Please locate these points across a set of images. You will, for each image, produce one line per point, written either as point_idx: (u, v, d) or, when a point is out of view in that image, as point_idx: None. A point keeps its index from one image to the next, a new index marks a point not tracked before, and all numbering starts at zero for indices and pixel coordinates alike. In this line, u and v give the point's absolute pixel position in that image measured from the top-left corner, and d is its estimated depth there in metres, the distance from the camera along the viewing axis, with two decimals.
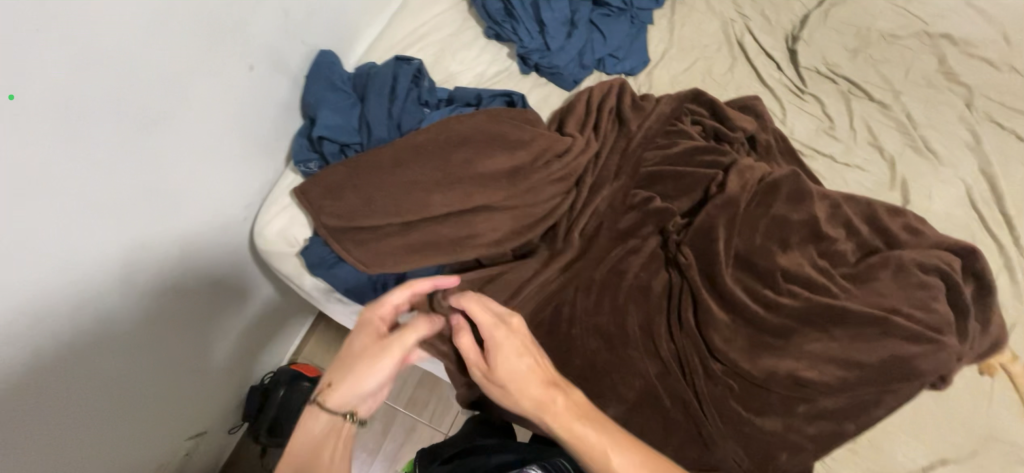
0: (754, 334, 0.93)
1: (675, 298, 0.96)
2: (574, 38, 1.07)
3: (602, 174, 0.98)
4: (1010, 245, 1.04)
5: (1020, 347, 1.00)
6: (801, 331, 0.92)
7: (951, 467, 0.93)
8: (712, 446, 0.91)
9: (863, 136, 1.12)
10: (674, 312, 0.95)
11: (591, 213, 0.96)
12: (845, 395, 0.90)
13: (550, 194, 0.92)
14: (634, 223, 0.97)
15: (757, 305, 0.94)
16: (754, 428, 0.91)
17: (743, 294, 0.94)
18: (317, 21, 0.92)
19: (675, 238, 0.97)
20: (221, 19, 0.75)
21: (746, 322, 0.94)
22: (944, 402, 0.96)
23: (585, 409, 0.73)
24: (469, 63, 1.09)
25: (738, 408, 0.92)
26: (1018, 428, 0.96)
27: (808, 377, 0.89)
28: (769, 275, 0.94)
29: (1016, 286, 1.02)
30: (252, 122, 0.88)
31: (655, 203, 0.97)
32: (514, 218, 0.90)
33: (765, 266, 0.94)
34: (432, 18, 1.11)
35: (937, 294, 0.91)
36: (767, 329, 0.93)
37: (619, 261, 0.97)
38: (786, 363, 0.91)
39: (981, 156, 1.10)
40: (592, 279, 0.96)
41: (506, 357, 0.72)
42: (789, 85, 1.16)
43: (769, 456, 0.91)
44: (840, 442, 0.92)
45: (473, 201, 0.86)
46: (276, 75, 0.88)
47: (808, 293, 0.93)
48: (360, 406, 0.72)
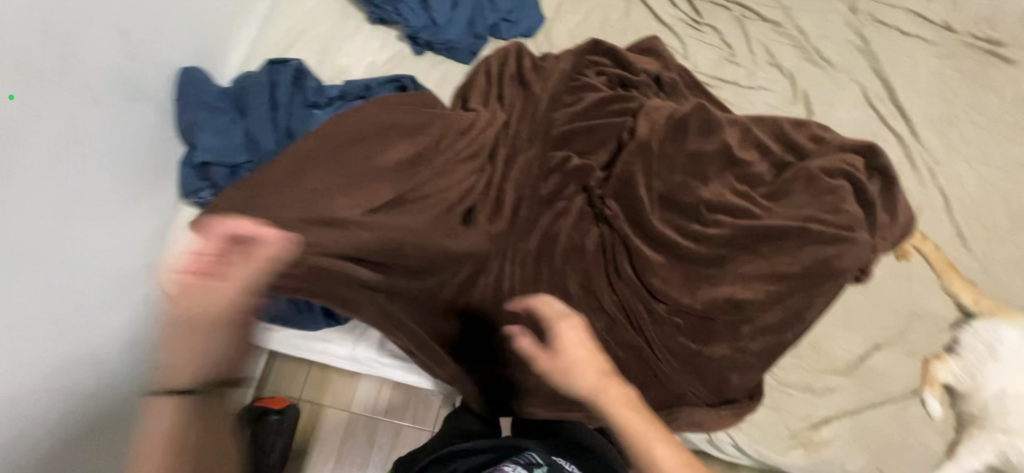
0: (689, 269, 0.96)
1: (610, 251, 0.97)
2: (460, 8, 1.03)
3: (516, 142, 0.95)
4: (905, 135, 1.11)
5: (928, 228, 1.07)
6: (731, 256, 0.95)
7: (884, 350, 1.00)
8: (669, 383, 0.94)
9: (763, 57, 1.15)
10: (611, 264, 0.96)
11: (511, 185, 0.93)
12: (781, 308, 0.94)
13: (463, 174, 0.90)
14: (557, 186, 0.96)
15: (687, 240, 0.96)
16: (705, 357, 0.94)
17: (672, 233, 0.96)
18: (167, 37, 0.84)
19: (598, 192, 0.97)
20: (49, 49, 0.67)
21: (680, 259, 0.96)
22: (869, 293, 1.03)
23: (637, 399, 0.63)
24: (358, 53, 1.03)
25: (687, 342, 0.95)
26: (937, 301, 1.03)
27: (743, 297, 0.93)
28: (693, 210, 0.96)
29: (916, 173, 1.09)
30: (122, 160, 0.79)
31: (573, 161, 0.96)
32: (432, 205, 0.87)
33: (688, 202, 0.96)
34: (309, 14, 1.03)
35: (846, 194, 0.95)
36: (701, 261, 0.95)
37: (549, 226, 0.95)
38: (723, 289, 0.94)
39: (869, 57, 1.15)
40: (526, 250, 0.94)
41: (566, 350, 0.65)
42: (686, 19, 1.16)
43: (722, 380, 0.94)
44: (784, 351, 0.96)
45: (382, 197, 0.83)
46: (133, 104, 0.80)
47: (732, 219, 0.96)
48: (205, 366, 0.62)
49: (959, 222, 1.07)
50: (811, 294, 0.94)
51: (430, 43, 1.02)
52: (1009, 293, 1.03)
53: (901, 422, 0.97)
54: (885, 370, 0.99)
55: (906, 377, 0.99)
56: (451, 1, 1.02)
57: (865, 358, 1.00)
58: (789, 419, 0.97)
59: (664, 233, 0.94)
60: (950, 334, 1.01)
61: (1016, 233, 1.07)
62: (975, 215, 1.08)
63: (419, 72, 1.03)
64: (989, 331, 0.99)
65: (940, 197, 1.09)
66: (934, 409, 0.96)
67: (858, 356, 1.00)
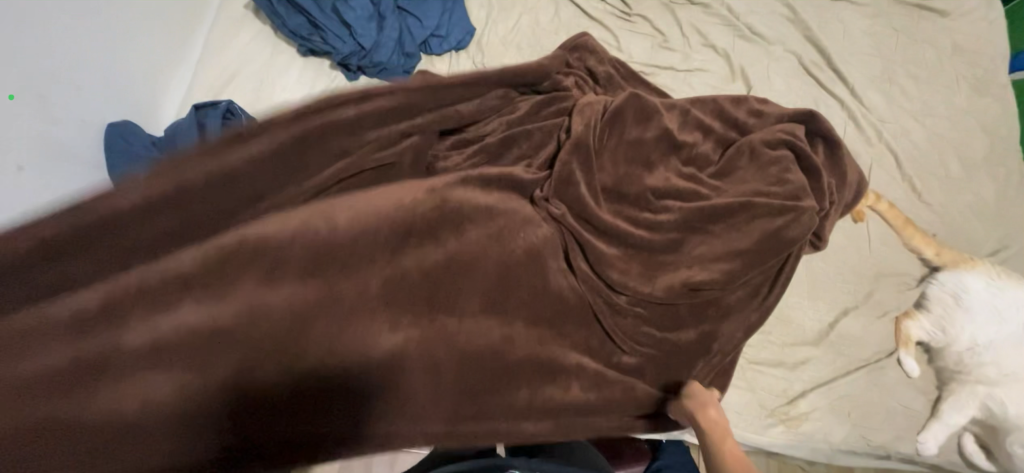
0: (645, 257, 0.95)
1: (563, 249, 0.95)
2: (387, 29, 1.03)
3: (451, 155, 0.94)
4: (846, 98, 1.11)
5: (882, 186, 1.07)
6: (685, 240, 0.94)
7: (853, 314, 0.99)
8: (638, 374, 0.93)
9: (696, 39, 1.16)
10: (566, 262, 0.95)
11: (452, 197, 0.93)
12: (740, 286, 0.94)
13: None
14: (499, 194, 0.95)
15: (639, 229, 0.95)
16: (670, 344, 0.93)
17: (623, 223, 0.95)
18: (89, 95, 0.84)
19: (541, 194, 0.95)
20: None
21: (634, 249, 0.95)
22: (831, 259, 1.02)
23: None
24: (292, 87, 1.04)
25: (651, 332, 0.93)
26: (900, 258, 1.02)
27: (700, 279, 0.92)
28: (640, 199, 0.96)
29: (862, 133, 1.09)
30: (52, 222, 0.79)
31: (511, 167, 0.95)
32: None
33: (634, 192, 0.96)
34: (240, 55, 1.05)
35: (789, 165, 0.95)
36: (654, 249, 0.95)
37: None
38: (680, 274, 0.93)
39: (801, 26, 1.16)
40: None
41: None
42: (615, 13, 1.17)
43: (691, 364, 0.93)
44: (751, 328, 0.95)
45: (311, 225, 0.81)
46: (60, 166, 0.80)
47: (680, 203, 0.96)
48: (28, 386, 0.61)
49: (911, 177, 1.07)
50: (767, 267, 0.94)
51: (362, 68, 1.03)
52: (968, 242, 1.03)
53: (879, 386, 0.95)
54: (856, 335, 0.98)
55: (879, 339, 0.98)
56: (377, 24, 1.03)
57: (835, 325, 0.98)
58: (766, 397, 0.95)
59: (613, 225, 0.93)
60: (917, 290, 1.00)
61: (968, 181, 1.07)
62: (926, 168, 1.08)
63: None
64: (954, 281, 0.95)
65: (889, 155, 1.08)
66: (910, 369, 0.95)
67: (828, 324, 0.99)
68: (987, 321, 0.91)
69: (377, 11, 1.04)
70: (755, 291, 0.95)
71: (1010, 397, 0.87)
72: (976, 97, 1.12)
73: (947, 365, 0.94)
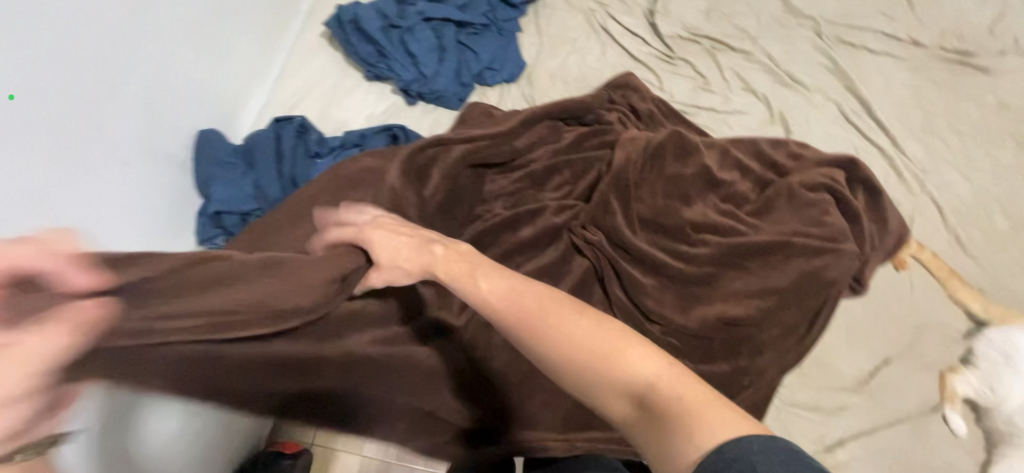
0: (680, 289, 0.97)
1: (601, 274, 1.00)
2: (447, 61, 1.12)
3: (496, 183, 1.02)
4: (887, 147, 1.13)
5: (924, 235, 1.06)
6: (721, 274, 0.96)
7: (894, 364, 0.97)
8: None
9: (736, 84, 1.20)
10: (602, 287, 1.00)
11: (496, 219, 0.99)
12: (778, 325, 0.93)
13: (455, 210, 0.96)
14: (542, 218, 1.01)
15: (675, 260, 0.97)
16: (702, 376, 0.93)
17: (660, 254, 0.97)
18: (188, 104, 0.95)
19: (578, 223, 1.01)
20: (83, 128, 0.74)
21: (669, 280, 0.97)
22: (870, 305, 1.01)
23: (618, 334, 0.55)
24: (357, 107, 1.13)
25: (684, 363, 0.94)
26: (945, 310, 1.00)
27: (735, 314, 0.93)
28: (678, 231, 0.99)
29: (904, 182, 1.10)
30: (142, 214, 0.86)
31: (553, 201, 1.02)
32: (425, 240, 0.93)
33: (672, 224, 0.99)
34: (312, 76, 1.15)
35: (829, 207, 0.96)
36: (691, 281, 0.96)
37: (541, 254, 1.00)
38: (716, 308, 0.94)
39: (841, 76, 1.19)
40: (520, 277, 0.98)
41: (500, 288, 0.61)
42: (659, 55, 1.24)
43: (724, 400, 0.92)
44: (785, 368, 0.95)
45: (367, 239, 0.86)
46: (155, 166, 0.89)
47: (717, 238, 0.97)
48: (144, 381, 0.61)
49: (955, 228, 1.06)
50: (806, 307, 0.93)
51: (421, 94, 1.12)
52: (1017, 298, 1.00)
53: (923, 441, 0.92)
54: (897, 385, 0.95)
55: (922, 392, 0.95)
56: (438, 56, 1.12)
57: (875, 373, 0.96)
58: (801, 442, 0.93)
59: (648, 254, 0.96)
60: (963, 344, 0.97)
61: (1016, 237, 1.05)
62: (972, 221, 1.07)
63: (412, 121, 1.12)
64: (1005, 339, 0.93)
65: (932, 205, 1.08)
66: (957, 426, 0.91)
67: (868, 372, 0.97)
68: None
69: (439, 45, 1.14)
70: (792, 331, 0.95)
71: None
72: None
73: (997, 426, 0.90)
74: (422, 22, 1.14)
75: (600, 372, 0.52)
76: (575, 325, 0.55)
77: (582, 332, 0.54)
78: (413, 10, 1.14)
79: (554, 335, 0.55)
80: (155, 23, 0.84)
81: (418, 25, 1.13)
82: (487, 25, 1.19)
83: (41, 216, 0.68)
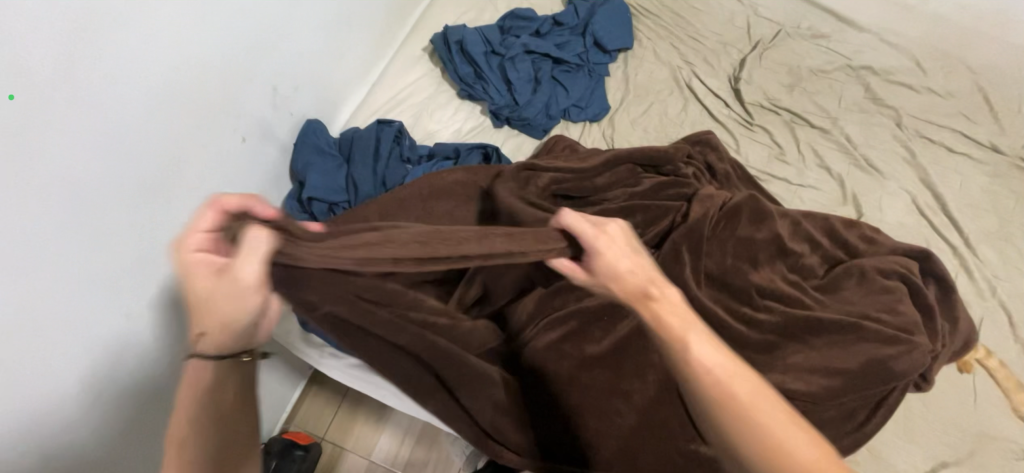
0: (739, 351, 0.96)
1: None
2: (540, 92, 1.18)
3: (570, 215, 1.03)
4: (959, 246, 1.13)
5: (991, 342, 1.04)
6: (783, 344, 0.95)
7: (951, 469, 0.94)
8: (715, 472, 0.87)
9: (812, 159, 1.23)
10: None
11: None
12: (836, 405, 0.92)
13: None
14: None
15: (739, 323, 0.97)
16: None
17: (724, 313, 0.97)
18: (302, 95, 1.04)
19: None
20: (212, 99, 0.85)
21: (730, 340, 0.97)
22: (930, 403, 0.99)
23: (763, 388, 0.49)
24: (446, 121, 1.19)
25: None
26: (1009, 423, 0.97)
27: (796, 388, 0.90)
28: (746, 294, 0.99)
29: (974, 284, 1.09)
30: (246, 185, 0.95)
31: None
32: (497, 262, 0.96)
33: (740, 286, 0.99)
34: (410, 85, 1.22)
35: (901, 296, 0.96)
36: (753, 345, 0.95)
37: None
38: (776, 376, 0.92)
39: (917, 168, 1.21)
40: None
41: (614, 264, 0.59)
42: (738, 119, 1.27)
43: None
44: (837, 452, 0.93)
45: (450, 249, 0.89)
46: (265, 145, 0.98)
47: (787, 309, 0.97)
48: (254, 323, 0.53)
49: None
50: (867, 392, 0.92)
51: (510, 119, 1.17)
52: None
53: None
54: None
55: None
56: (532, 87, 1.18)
57: None
58: None
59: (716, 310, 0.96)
60: None
61: None
62: None
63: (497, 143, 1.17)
64: None
65: (1002, 312, 1.07)
66: None
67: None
68: None
69: (534, 76, 1.20)
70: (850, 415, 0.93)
71: None
72: None
73: None
74: (522, 53, 1.20)
75: (727, 423, 0.47)
76: (716, 360, 0.50)
77: (721, 373, 0.49)
78: (516, 41, 1.21)
79: (693, 367, 0.50)
80: (293, 26, 0.97)
81: (519, 55, 1.19)
82: (580, 65, 1.25)
83: (160, 166, 0.79)
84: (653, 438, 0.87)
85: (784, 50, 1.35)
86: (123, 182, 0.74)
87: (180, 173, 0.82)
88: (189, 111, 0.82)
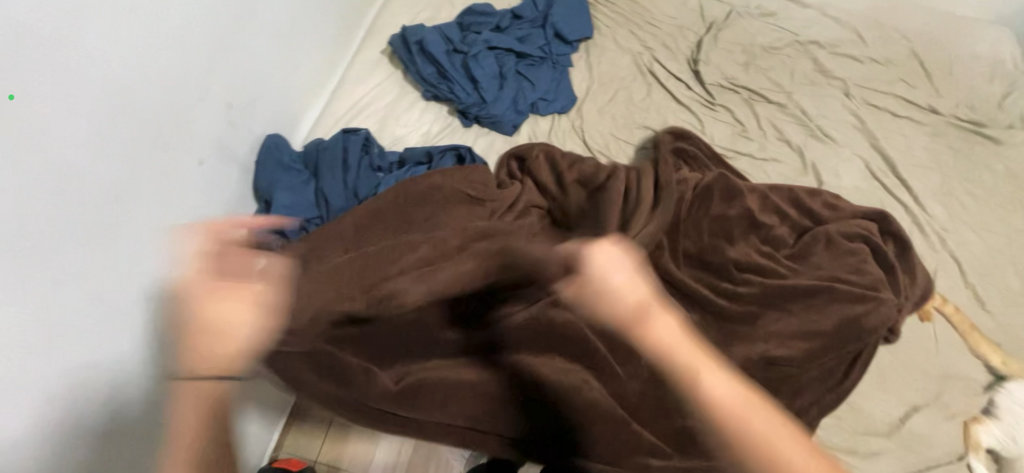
0: (723, 325, 0.99)
1: None
2: (506, 88, 1.16)
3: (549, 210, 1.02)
4: (910, 204, 1.21)
5: (945, 290, 1.13)
6: (764, 314, 0.98)
7: (923, 412, 1.01)
8: None
9: (772, 133, 1.28)
10: None
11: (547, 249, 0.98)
12: (817, 366, 0.96)
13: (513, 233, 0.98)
14: None
15: (721, 298, 1.00)
16: None
17: (706, 290, 1.00)
18: (258, 110, 0.98)
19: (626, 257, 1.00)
20: (164, 123, 0.79)
21: (715, 316, 0.99)
22: (898, 353, 1.06)
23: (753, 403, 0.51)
24: (413, 124, 1.16)
25: None
26: (968, 362, 1.05)
27: (778, 354, 0.94)
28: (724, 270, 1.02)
29: (926, 238, 1.17)
30: (208, 212, 0.90)
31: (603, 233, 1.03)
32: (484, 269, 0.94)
33: (720, 263, 1.02)
34: (372, 89, 1.18)
35: (865, 257, 1.02)
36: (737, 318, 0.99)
37: None
38: (760, 346, 0.96)
39: (867, 134, 1.28)
40: None
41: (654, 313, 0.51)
42: (701, 101, 1.31)
43: None
44: (822, 410, 0.97)
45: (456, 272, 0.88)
46: (225, 166, 0.92)
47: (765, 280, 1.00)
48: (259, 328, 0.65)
49: (974, 285, 1.13)
50: (844, 349, 0.97)
51: (478, 117, 1.15)
52: None
53: None
54: (925, 433, 0.99)
55: (949, 440, 0.98)
56: (498, 83, 1.16)
57: (905, 420, 1.00)
58: None
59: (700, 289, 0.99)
60: (984, 396, 1.02)
61: None
62: (988, 279, 1.14)
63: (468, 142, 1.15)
64: None
65: (952, 261, 1.15)
66: None
67: (898, 419, 1.00)
68: None
69: (499, 72, 1.18)
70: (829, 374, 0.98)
71: None
72: None
73: None
74: (485, 50, 1.18)
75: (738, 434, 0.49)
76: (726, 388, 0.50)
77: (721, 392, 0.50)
78: (477, 38, 1.19)
79: (704, 392, 0.50)
80: (239, 38, 0.91)
81: (482, 52, 1.17)
82: (543, 58, 1.24)
83: (117, 200, 0.73)
84: None
85: (736, 30, 1.40)
86: (77, 220, 0.68)
87: (138, 206, 0.77)
88: (138, 139, 0.76)
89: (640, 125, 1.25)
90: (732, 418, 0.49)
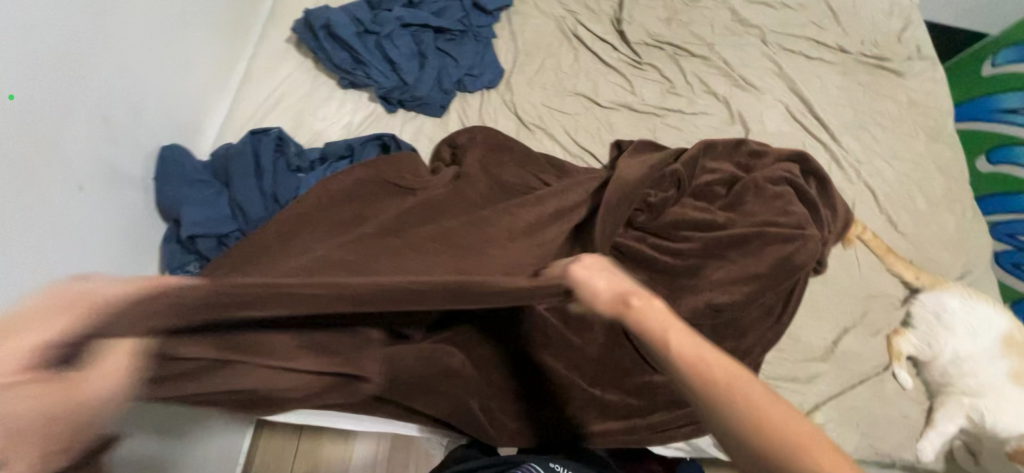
0: (670, 280, 1.02)
1: None
2: (428, 67, 1.10)
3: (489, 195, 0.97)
4: (828, 141, 1.28)
5: (864, 218, 1.21)
6: (707, 264, 1.02)
7: (852, 332, 1.09)
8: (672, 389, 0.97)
9: (699, 87, 1.30)
10: None
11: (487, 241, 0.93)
12: (759, 306, 1.02)
13: None
14: None
15: (666, 256, 1.02)
16: None
17: (651, 251, 1.02)
18: (146, 119, 0.87)
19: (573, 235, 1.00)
20: (34, 147, 0.67)
21: (661, 275, 1.02)
22: (827, 281, 1.14)
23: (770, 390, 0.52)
24: (333, 116, 1.08)
25: None
26: (887, 281, 1.15)
27: (721, 301, 0.99)
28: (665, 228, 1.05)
29: (844, 172, 1.25)
30: (102, 243, 0.78)
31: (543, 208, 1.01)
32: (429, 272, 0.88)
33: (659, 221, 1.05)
34: (281, 82, 1.08)
35: (791, 199, 1.07)
36: (682, 272, 1.02)
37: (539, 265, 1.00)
38: (704, 296, 1.00)
39: (786, 78, 1.33)
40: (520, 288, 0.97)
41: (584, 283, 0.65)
42: (628, 61, 1.30)
43: None
44: (766, 346, 1.03)
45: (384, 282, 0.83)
46: (117, 187, 0.81)
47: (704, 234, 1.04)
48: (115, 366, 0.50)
49: (887, 210, 1.22)
50: (780, 288, 1.03)
51: (402, 101, 1.09)
52: (937, 266, 1.18)
53: (880, 396, 1.04)
54: (856, 350, 1.08)
55: (875, 354, 1.08)
56: (418, 63, 1.09)
57: (838, 342, 1.08)
58: None
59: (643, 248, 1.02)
60: (902, 309, 1.12)
61: (933, 215, 1.23)
62: (899, 203, 1.24)
63: (395, 130, 1.09)
64: (935, 301, 1.08)
65: (867, 191, 1.24)
66: (904, 380, 1.05)
67: (833, 342, 1.08)
68: (965, 336, 1.03)
69: (418, 51, 1.11)
70: (769, 312, 1.04)
71: (994, 406, 0.97)
72: (932, 144, 1.31)
73: (935, 377, 1.04)
74: (399, 28, 1.10)
75: (712, 397, 0.51)
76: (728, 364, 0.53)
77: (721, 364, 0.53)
78: (389, 15, 1.10)
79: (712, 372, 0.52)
80: (115, 29, 0.79)
81: (396, 30, 1.09)
82: (463, 31, 1.18)
83: None
84: (609, 375, 0.96)
85: None
86: None
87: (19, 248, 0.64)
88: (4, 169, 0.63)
89: (571, 93, 1.24)
90: (729, 394, 0.50)
